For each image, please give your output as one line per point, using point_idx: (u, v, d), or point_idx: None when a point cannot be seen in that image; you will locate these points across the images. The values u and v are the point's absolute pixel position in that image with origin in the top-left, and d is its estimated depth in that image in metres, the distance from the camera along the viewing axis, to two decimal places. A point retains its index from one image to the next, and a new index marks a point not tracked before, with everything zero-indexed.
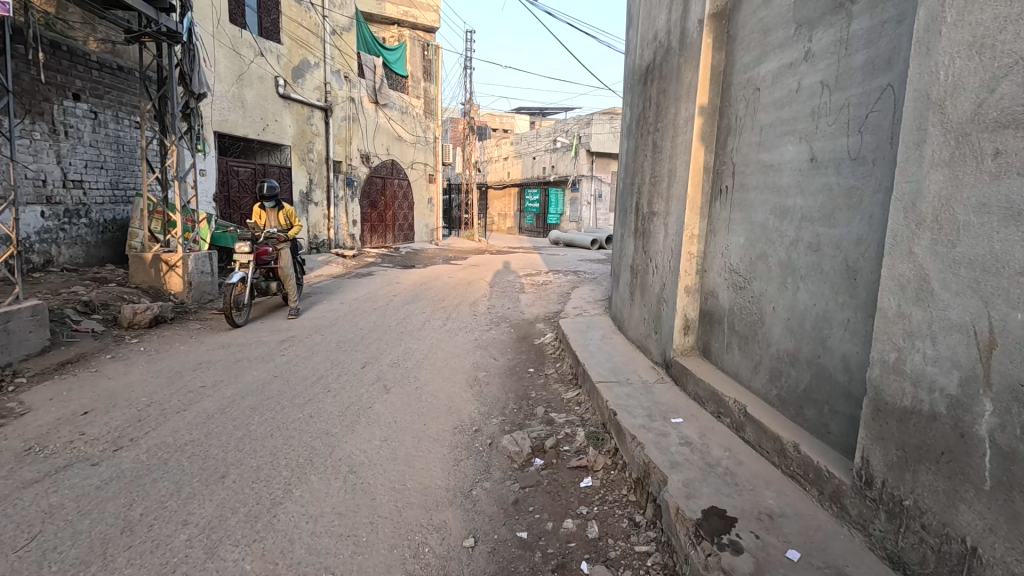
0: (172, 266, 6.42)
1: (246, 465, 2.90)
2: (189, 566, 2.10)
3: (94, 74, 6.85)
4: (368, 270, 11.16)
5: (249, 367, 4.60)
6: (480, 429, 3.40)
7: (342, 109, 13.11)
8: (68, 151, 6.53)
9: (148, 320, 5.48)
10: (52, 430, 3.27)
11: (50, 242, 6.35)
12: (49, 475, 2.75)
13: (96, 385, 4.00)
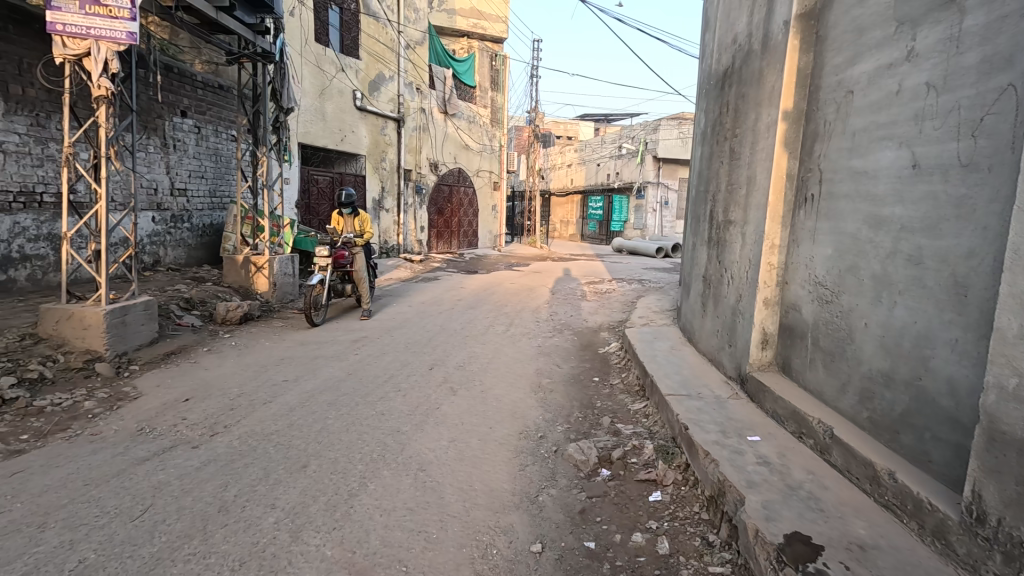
0: (259, 267, 6.97)
1: (324, 457, 3.08)
2: (277, 547, 2.26)
3: (199, 92, 7.56)
4: (435, 274, 11.51)
5: (326, 364, 4.88)
6: (545, 436, 3.41)
7: (413, 120, 13.65)
8: (175, 162, 7.25)
9: (238, 317, 5.97)
10: (159, 413, 3.63)
11: (159, 244, 7.05)
12: (157, 454, 3.05)
13: (195, 375, 4.40)
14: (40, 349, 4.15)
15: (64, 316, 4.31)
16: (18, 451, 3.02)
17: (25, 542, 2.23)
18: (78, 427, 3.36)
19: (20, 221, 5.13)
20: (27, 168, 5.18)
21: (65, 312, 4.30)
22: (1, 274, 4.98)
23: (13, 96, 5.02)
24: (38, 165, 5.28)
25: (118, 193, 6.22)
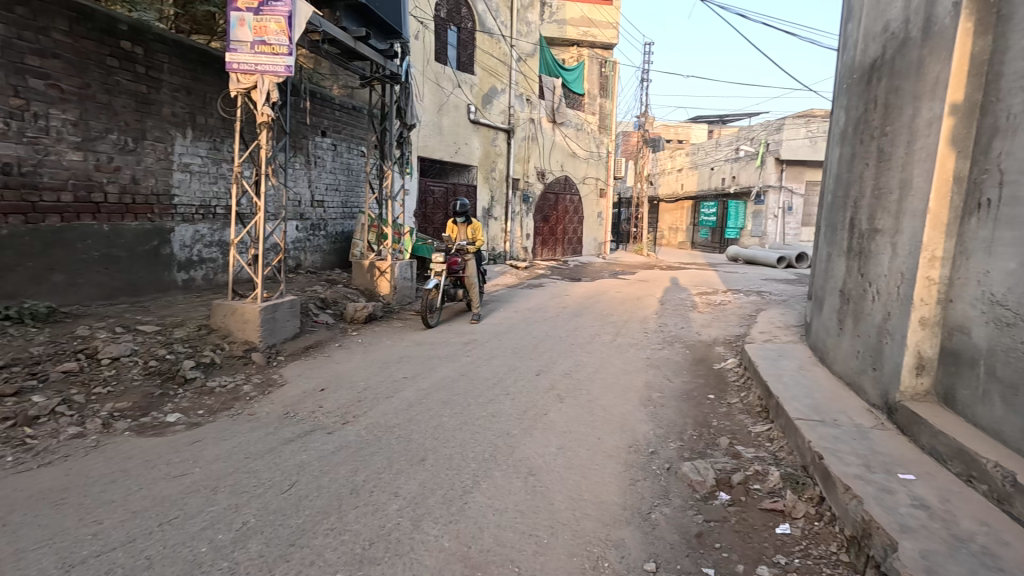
0: (382, 272, 7.59)
1: (440, 453, 3.26)
2: (400, 532, 2.43)
3: (336, 114, 8.43)
4: (540, 281, 11.66)
5: (441, 364, 5.17)
6: (656, 452, 3.30)
7: (523, 130, 14.00)
8: (316, 176, 8.15)
9: (364, 316, 6.55)
10: (301, 400, 4.10)
11: (301, 250, 7.97)
12: (300, 437, 3.45)
13: (329, 367, 4.90)
14: (212, 338, 4.88)
15: (229, 312, 5.00)
16: (197, 423, 3.59)
17: (203, 501, 2.63)
18: (240, 407, 3.91)
19: (200, 229, 6.10)
20: (205, 185, 6.15)
21: (231, 308, 4.99)
22: (184, 274, 5.96)
23: (198, 125, 6.00)
24: (214, 182, 6.27)
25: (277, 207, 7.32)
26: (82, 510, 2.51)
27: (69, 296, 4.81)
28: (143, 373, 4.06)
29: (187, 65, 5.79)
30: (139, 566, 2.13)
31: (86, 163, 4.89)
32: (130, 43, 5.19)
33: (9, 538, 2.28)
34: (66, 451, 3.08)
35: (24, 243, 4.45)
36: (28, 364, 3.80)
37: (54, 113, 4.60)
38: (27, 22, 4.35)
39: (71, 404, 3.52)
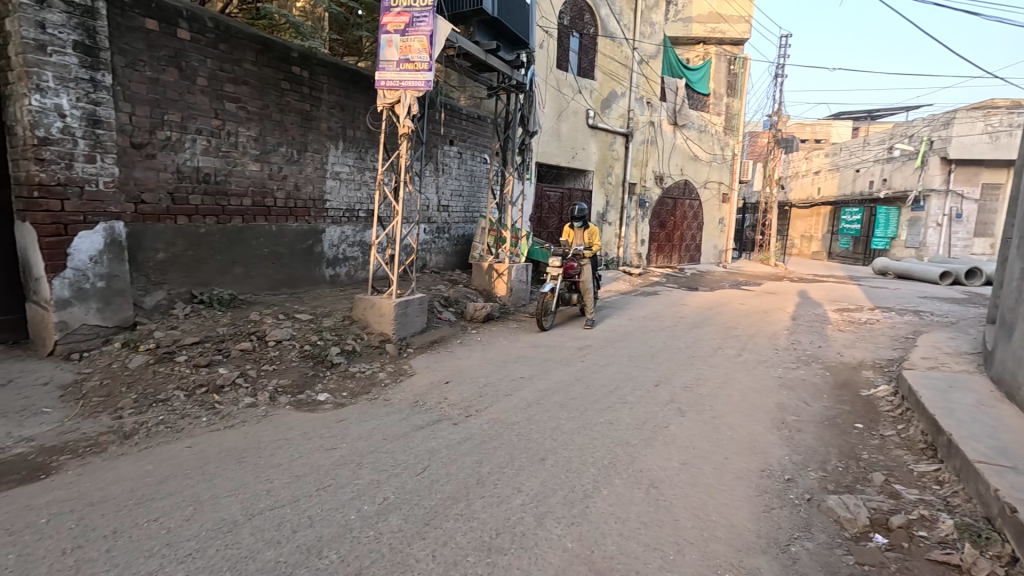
0: (500, 274, 7.88)
1: (560, 454, 3.30)
2: (525, 527, 2.51)
3: (463, 123, 8.91)
4: (654, 288, 11.28)
5: (556, 367, 5.23)
6: (793, 479, 3.03)
7: (642, 133, 13.66)
8: (443, 183, 8.68)
9: (483, 316, 6.84)
10: (429, 390, 4.41)
11: (428, 251, 8.54)
12: (429, 425, 3.70)
13: (452, 362, 5.20)
14: (353, 328, 5.42)
15: (368, 306, 5.52)
16: (342, 403, 4.02)
17: (351, 474, 2.94)
18: (376, 392, 4.30)
19: (345, 230, 6.83)
20: (351, 191, 6.86)
21: (370, 302, 5.50)
22: (331, 270, 6.70)
23: (348, 137, 6.72)
24: (359, 188, 6.97)
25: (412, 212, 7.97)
26: (257, 469, 2.94)
27: (245, 286, 5.65)
28: (300, 355, 4.63)
29: (342, 84, 6.52)
30: (304, 523, 2.44)
31: (262, 172, 5.72)
32: (299, 68, 5.97)
33: (206, 485, 2.74)
34: (243, 417, 3.62)
35: (217, 241, 5.32)
36: (216, 341, 4.53)
37: (241, 131, 5.45)
38: (227, 55, 5.20)
39: (246, 377, 4.12)
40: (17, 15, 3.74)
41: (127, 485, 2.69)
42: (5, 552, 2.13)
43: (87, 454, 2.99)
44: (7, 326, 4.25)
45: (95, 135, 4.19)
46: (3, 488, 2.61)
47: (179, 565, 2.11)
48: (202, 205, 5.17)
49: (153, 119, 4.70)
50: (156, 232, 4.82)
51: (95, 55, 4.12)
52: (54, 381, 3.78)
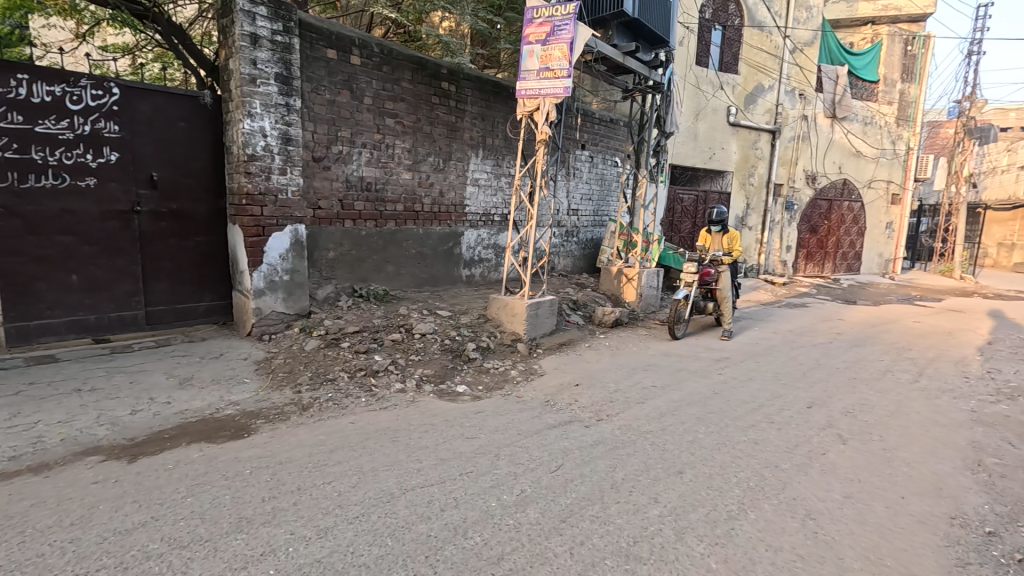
0: (630, 279, 7.71)
1: (699, 469, 3.14)
2: (664, 539, 2.43)
3: (596, 127, 8.90)
4: (802, 300, 10.16)
5: (690, 378, 4.97)
6: (997, 534, 2.54)
7: (792, 129, 12.44)
8: (573, 187, 8.73)
9: (611, 321, 6.75)
10: (559, 391, 4.48)
11: (557, 254, 8.64)
12: (561, 425, 3.75)
13: (581, 365, 5.21)
14: (487, 327, 5.68)
15: (501, 305, 5.74)
16: (479, 396, 4.26)
17: (490, 464, 3.10)
18: (510, 388, 4.48)
19: (481, 233, 7.22)
20: (488, 197, 7.23)
21: (503, 302, 5.72)
22: (468, 270, 7.13)
23: (487, 145, 7.08)
24: (495, 194, 7.32)
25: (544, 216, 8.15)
26: (408, 448, 3.23)
27: (395, 283, 6.25)
28: (441, 348, 4.98)
29: (484, 96, 6.91)
30: (450, 504, 2.62)
31: (413, 180, 6.27)
32: (448, 82, 6.45)
33: (367, 457, 3.08)
34: (394, 401, 4.01)
35: (374, 242, 5.96)
36: (372, 331, 5.06)
37: (397, 143, 6.04)
38: (388, 76, 5.81)
39: (397, 365, 4.55)
40: (237, 56, 4.55)
41: (307, 450, 3.12)
42: (222, 493, 2.60)
43: (276, 420, 3.54)
44: (219, 309, 5.20)
45: (287, 151, 4.94)
46: (219, 441, 3.19)
47: (350, 524, 2.40)
48: (364, 210, 5.83)
49: (329, 135, 5.42)
50: (328, 234, 5.54)
51: (290, 84, 4.87)
52: (251, 357, 4.53)
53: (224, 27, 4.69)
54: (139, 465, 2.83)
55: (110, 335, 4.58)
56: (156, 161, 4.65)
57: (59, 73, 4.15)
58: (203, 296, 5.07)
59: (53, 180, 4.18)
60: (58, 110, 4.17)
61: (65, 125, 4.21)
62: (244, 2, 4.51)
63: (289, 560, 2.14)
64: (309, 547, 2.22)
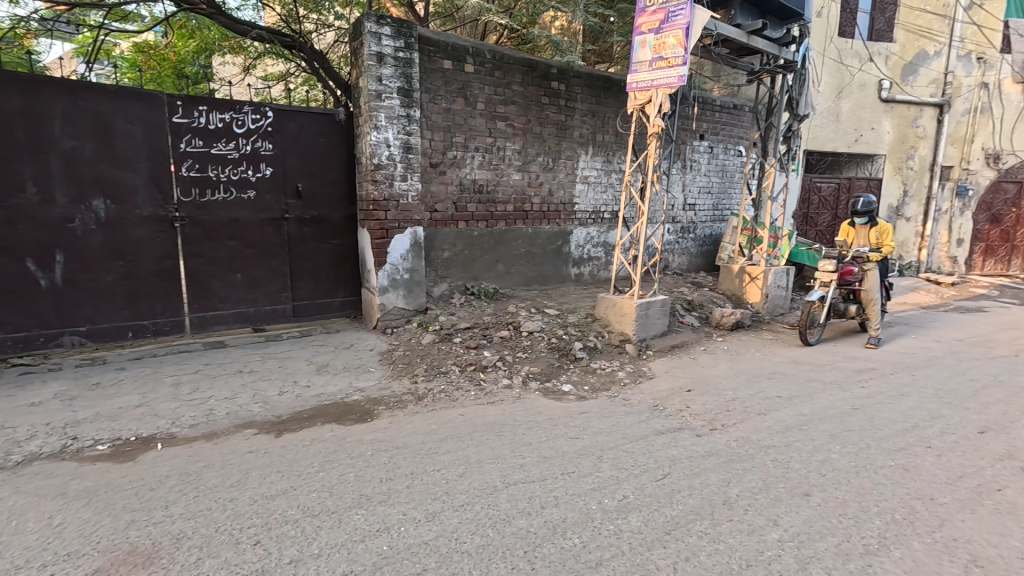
0: (753, 278, 7.09)
1: (830, 493, 2.79)
2: (782, 567, 2.21)
3: (717, 115, 8.31)
4: (978, 304, 8.51)
5: (824, 391, 4.43)
6: None
7: (967, 100, 10.45)
8: (690, 181, 8.23)
9: (731, 323, 6.26)
10: (669, 395, 4.27)
11: (670, 252, 8.22)
12: (669, 432, 3.57)
13: (695, 370, 4.91)
14: (595, 326, 5.59)
15: (610, 305, 5.61)
16: (584, 396, 4.22)
17: (592, 466, 3.05)
18: (616, 390, 4.38)
19: (591, 231, 7.14)
20: (598, 194, 7.11)
21: (612, 302, 5.59)
22: (577, 269, 7.10)
23: (598, 142, 6.97)
24: (605, 191, 7.18)
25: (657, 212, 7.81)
26: (513, 444, 3.30)
27: (505, 281, 6.44)
28: (548, 347, 5.01)
29: (594, 92, 6.81)
30: (550, 502, 2.64)
31: (523, 181, 6.40)
32: (558, 82, 6.47)
33: (474, 449, 3.21)
34: (501, 396, 4.13)
35: (486, 242, 6.20)
36: (482, 328, 5.27)
37: (508, 145, 6.20)
38: (500, 80, 5.98)
39: (505, 361, 4.68)
40: (366, 74, 5.00)
41: (420, 438, 3.35)
42: (348, 471, 2.89)
43: (395, 408, 3.85)
44: (350, 304, 5.78)
45: (407, 159, 5.32)
46: (346, 423, 3.56)
47: (455, 512, 2.53)
48: (476, 211, 6.08)
49: (445, 142, 5.73)
50: (443, 234, 5.87)
51: (410, 96, 5.24)
52: (376, 348, 4.97)
53: (355, 49, 5.18)
54: (283, 440, 3.26)
55: (266, 325, 5.32)
56: (301, 173, 5.29)
57: (227, 103, 4.86)
58: (338, 293, 5.68)
59: (224, 194, 4.93)
60: (227, 134, 4.89)
61: (232, 147, 4.93)
62: (371, 25, 4.94)
63: (400, 538, 2.32)
64: (418, 529, 2.39)
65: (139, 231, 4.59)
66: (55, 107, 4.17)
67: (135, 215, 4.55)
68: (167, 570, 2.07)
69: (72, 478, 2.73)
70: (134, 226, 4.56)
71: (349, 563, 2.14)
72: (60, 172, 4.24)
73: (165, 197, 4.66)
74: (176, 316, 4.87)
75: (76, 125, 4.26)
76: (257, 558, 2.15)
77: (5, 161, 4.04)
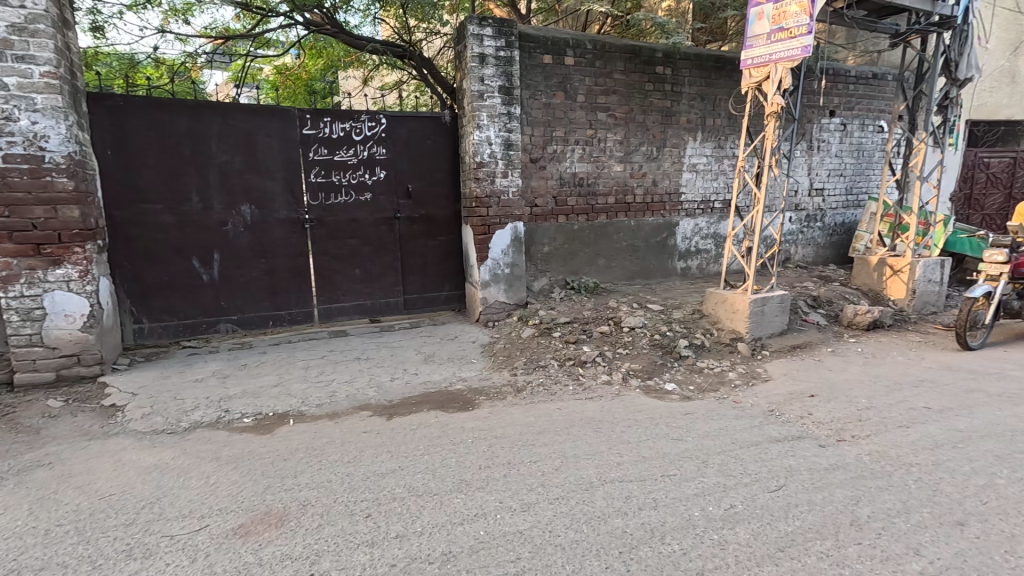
0: (896, 271, 6.21)
1: (993, 525, 2.36)
2: None
3: (851, 88, 7.35)
4: None
5: (989, 404, 3.74)
6: None
7: None
8: (817, 163, 7.39)
9: (867, 322, 5.51)
10: (788, 400, 3.89)
11: (793, 242, 7.47)
12: (787, 440, 3.26)
13: (819, 373, 4.42)
14: (703, 323, 5.26)
15: (721, 300, 5.23)
16: (689, 397, 3.98)
17: (696, 470, 2.87)
18: (726, 392, 4.08)
19: (699, 222, 6.73)
20: (707, 182, 6.67)
21: (722, 297, 5.21)
22: (684, 262, 6.74)
23: (707, 127, 6.53)
24: (715, 178, 6.71)
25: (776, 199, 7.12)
26: (610, 441, 3.23)
27: (606, 276, 6.31)
28: (651, 343, 4.82)
29: (704, 73, 6.39)
30: (648, 504, 2.54)
31: (625, 172, 6.21)
32: (663, 66, 6.17)
33: (570, 444, 3.20)
34: (600, 392, 4.06)
35: (586, 236, 6.11)
36: (582, 323, 5.21)
37: (610, 136, 6.05)
38: (601, 70, 5.85)
39: (604, 357, 4.60)
40: (469, 75, 5.17)
41: (518, 429, 3.41)
42: (449, 456, 3.04)
43: (494, 398, 3.96)
44: (455, 297, 6.05)
45: (508, 155, 5.42)
46: (450, 410, 3.74)
47: (550, 504, 2.54)
48: (576, 205, 6.02)
49: (545, 137, 5.74)
50: (543, 229, 5.90)
51: (511, 94, 5.32)
52: (478, 340, 5.15)
53: (459, 53, 5.38)
54: (394, 423, 3.51)
55: (380, 316, 5.77)
56: (411, 174, 5.63)
57: (347, 113, 5.30)
58: (444, 287, 5.98)
59: (345, 197, 5.41)
60: (347, 142, 5.34)
61: (351, 153, 5.38)
62: (474, 27, 5.09)
63: (496, 525, 2.38)
64: (514, 517, 2.44)
65: (277, 233, 5.20)
66: (212, 127, 4.84)
67: (274, 219, 5.17)
68: (295, 531, 2.34)
69: (224, 444, 3.20)
70: (273, 228, 5.18)
71: (447, 544, 2.24)
72: (216, 183, 4.92)
73: (297, 201, 5.23)
74: (306, 307, 5.46)
75: (228, 142, 4.91)
76: (369, 530, 2.34)
77: (176, 176, 4.77)
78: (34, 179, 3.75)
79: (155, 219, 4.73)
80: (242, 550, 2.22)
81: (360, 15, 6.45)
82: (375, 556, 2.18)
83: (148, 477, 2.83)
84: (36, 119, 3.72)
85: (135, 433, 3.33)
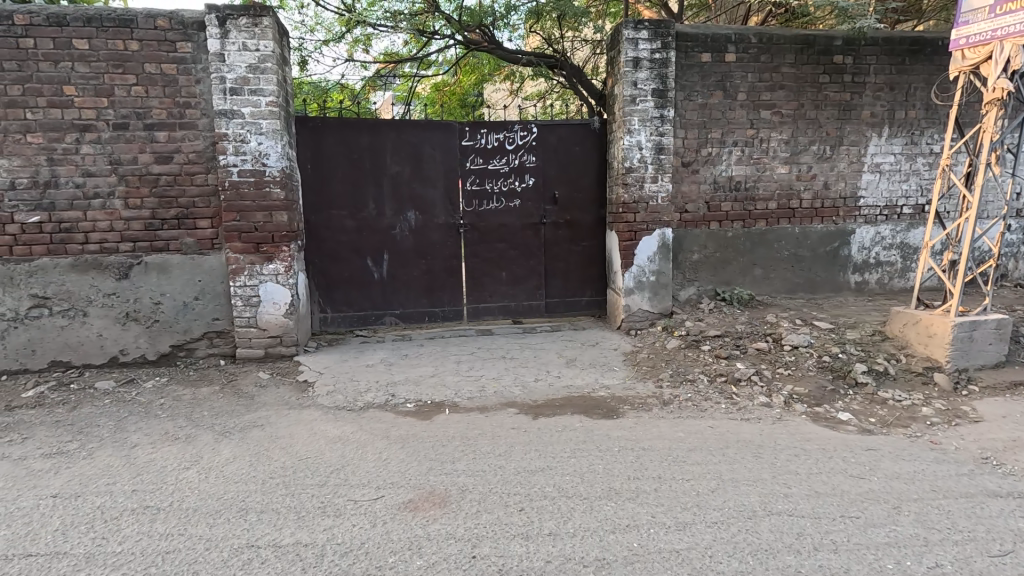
0: None
1: None
2: None
3: None
4: None
5: None
6: None
7: None
8: None
9: None
10: (1008, 448, 3.18)
11: (1011, 256, 6.12)
12: (1011, 497, 2.67)
13: None
14: (886, 346, 4.56)
15: (912, 321, 4.49)
16: (869, 430, 3.48)
17: (886, 515, 2.49)
18: (919, 429, 3.48)
19: (882, 231, 5.85)
20: (895, 184, 5.77)
21: (914, 318, 4.47)
22: (859, 276, 5.92)
23: (897, 120, 5.66)
24: (905, 180, 5.79)
25: (990, 204, 5.90)
26: (774, 468, 2.95)
27: (763, 287, 5.80)
28: (819, 365, 4.31)
29: (895, 60, 5.56)
30: (826, 546, 2.27)
31: (790, 174, 5.64)
32: (842, 55, 5.49)
33: (727, 466, 2.98)
34: (758, 414, 3.72)
35: (741, 243, 5.68)
36: (734, 337, 4.85)
37: (774, 136, 5.54)
38: (766, 65, 5.40)
39: (762, 376, 4.21)
40: (621, 80, 5.13)
41: (667, 443, 3.28)
42: (596, 461, 3.04)
43: (640, 409, 3.86)
44: (596, 303, 6.03)
45: (659, 160, 5.26)
46: (594, 416, 3.73)
47: (709, 528, 2.40)
48: (731, 210, 5.62)
49: (699, 139, 5.45)
50: (692, 236, 5.62)
51: (664, 96, 5.15)
52: (620, 348, 5.06)
53: (612, 58, 5.36)
54: (540, 423, 3.61)
55: (523, 317, 5.97)
56: (558, 180, 5.75)
57: (502, 124, 5.59)
58: (585, 292, 6.00)
59: (496, 203, 5.70)
60: (500, 152, 5.63)
61: (503, 161, 5.65)
62: (629, 31, 5.04)
63: (650, 540, 2.32)
64: (668, 535, 2.35)
65: (436, 236, 5.67)
66: (387, 141, 5.45)
67: (434, 223, 5.65)
68: (457, 514, 2.52)
69: (392, 425, 3.57)
70: (433, 231, 5.66)
71: (601, 550, 2.24)
72: (388, 192, 5.52)
73: (454, 208, 5.65)
74: (458, 306, 5.86)
75: (400, 154, 5.49)
76: (523, 523, 2.44)
77: (358, 186, 5.45)
78: (257, 189, 4.58)
79: (340, 224, 5.46)
80: (413, 523, 2.45)
81: (515, 30, 6.76)
82: (530, 549, 2.26)
83: (334, 447, 3.26)
84: (262, 140, 4.53)
85: (322, 407, 3.88)
